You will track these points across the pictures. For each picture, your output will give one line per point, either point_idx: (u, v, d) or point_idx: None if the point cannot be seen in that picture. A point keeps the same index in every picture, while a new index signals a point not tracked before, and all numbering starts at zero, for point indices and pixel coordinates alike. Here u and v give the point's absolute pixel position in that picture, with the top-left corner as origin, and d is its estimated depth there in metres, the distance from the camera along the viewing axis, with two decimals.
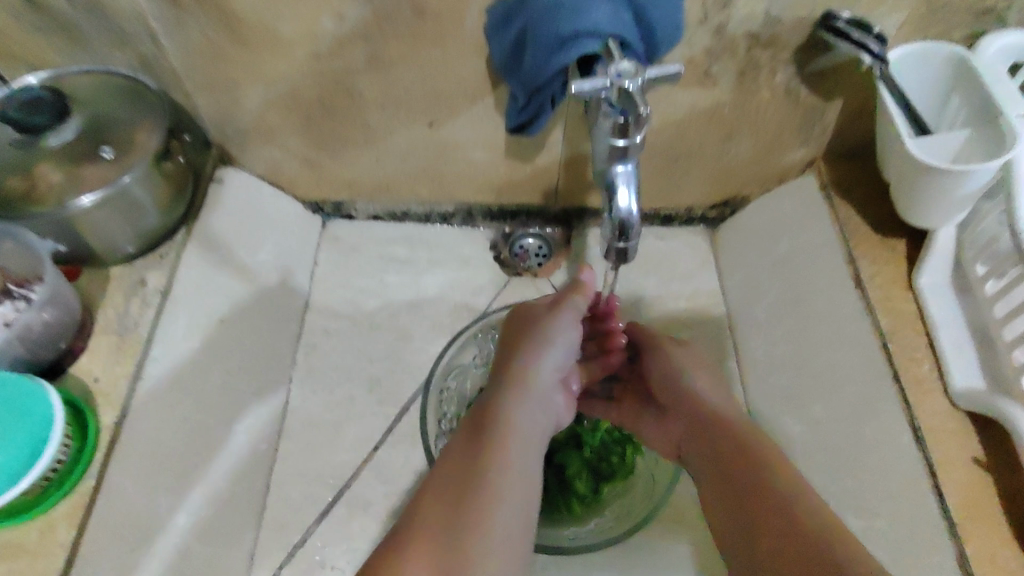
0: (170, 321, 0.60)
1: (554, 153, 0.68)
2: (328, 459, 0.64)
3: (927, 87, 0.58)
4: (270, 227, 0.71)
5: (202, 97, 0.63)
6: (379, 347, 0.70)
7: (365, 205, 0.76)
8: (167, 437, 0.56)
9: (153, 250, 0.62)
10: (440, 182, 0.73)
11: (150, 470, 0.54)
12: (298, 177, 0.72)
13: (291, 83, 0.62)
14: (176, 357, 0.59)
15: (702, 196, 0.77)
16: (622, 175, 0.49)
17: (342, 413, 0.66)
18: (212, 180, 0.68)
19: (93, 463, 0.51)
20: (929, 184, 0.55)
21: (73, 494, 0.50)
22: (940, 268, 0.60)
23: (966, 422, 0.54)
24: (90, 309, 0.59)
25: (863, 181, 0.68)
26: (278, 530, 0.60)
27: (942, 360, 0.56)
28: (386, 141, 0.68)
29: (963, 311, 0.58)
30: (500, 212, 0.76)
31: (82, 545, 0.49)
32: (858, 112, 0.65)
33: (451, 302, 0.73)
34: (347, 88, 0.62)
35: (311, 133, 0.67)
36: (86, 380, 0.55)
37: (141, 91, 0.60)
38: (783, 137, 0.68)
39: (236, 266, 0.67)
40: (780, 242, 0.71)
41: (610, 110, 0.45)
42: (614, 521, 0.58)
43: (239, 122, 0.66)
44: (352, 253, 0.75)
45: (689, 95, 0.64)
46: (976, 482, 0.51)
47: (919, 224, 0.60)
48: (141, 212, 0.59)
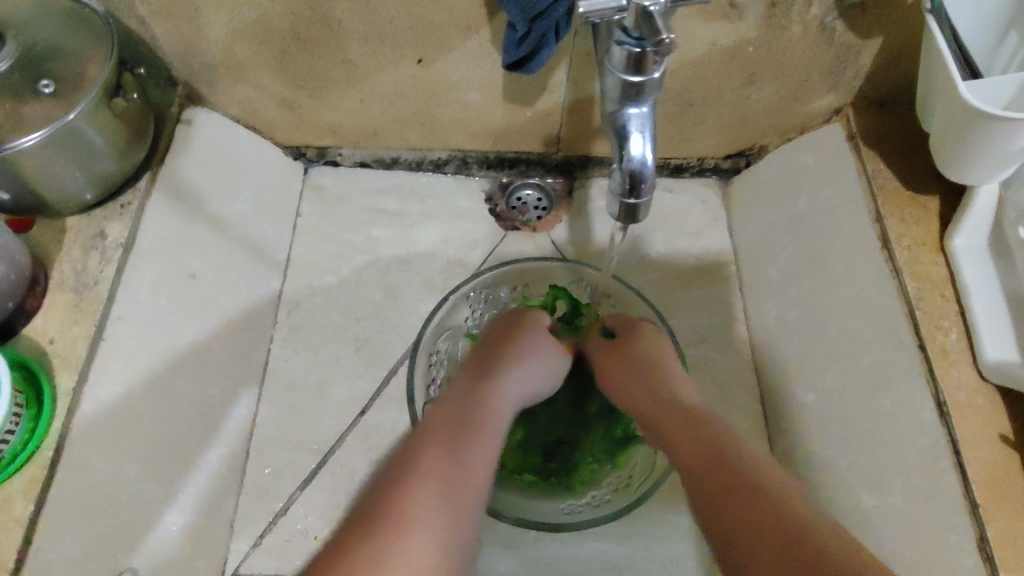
0: (134, 277, 0.55)
1: (557, 95, 0.62)
2: (309, 424, 0.59)
3: (982, 24, 0.51)
4: (247, 173, 0.65)
5: (160, 26, 0.56)
6: (364, 305, 0.65)
7: (351, 151, 0.70)
8: (135, 399, 0.52)
9: (114, 200, 0.57)
10: (431, 126, 0.66)
11: (114, 437, 0.50)
12: (276, 120, 0.66)
13: (259, 9, 0.54)
14: (142, 317, 0.54)
15: (715, 145, 0.71)
16: (636, 117, 0.43)
17: (326, 373, 0.62)
18: (179, 122, 0.62)
19: (48, 437, 0.48)
20: (978, 135, 0.49)
21: (29, 468, 0.47)
22: (979, 228, 0.54)
23: (994, 397, 0.50)
24: (45, 263, 0.54)
25: (897, 130, 0.62)
26: (259, 496, 0.56)
27: (974, 329, 0.52)
28: (370, 79, 0.61)
29: (1000, 278, 0.53)
30: (497, 160, 0.70)
31: (40, 521, 0.46)
32: (898, 52, 0.58)
33: (443, 258, 0.68)
34: (324, 16, 0.55)
35: (287, 70, 0.60)
36: (41, 342, 0.51)
37: (85, 16, 0.54)
38: (811, 81, 0.61)
39: (205, 217, 0.61)
40: (800, 197, 0.65)
41: (624, 39, 0.39)
42: (611, 493, 0.55)
43: (205, 55, 0.59)
44: (336, 204, 0.69)
45: (709, 30, 0.57)
46: (1001, 460, 0.47)
47: (960, 180, 0.54)
48: (96, 157, 0.53)
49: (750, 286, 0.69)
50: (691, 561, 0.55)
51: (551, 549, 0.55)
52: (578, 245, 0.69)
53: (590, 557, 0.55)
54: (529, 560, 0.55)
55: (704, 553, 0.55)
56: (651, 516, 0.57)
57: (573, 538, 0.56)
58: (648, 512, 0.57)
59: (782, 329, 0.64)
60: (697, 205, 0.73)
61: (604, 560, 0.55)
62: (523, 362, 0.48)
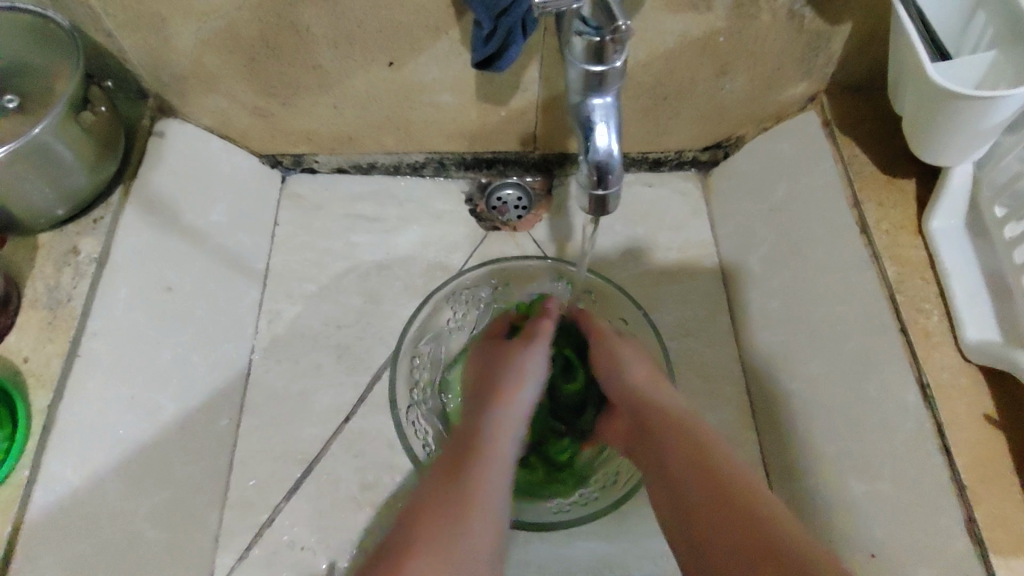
0: (109, 292, 0.54)
1: (530, 93, 0.62)
2: (292, 434, 0.59)
3: None
4: (223, 185, 0.65)
5: (127, 38, 0.55)
6: (346, 311, 0.65)
7: (328, 158, 0.69)
8: (113, 416, 0.51)
9: (87, 214, 0.56)
10: (406, 129, 0.66)
11: (95, 455, 0.49)
12: (250, 129, 0.66)
13: (226, 18, 0.54)
14: (120, 332, 0.53)
15: (694, 138, 0.71)
16: (599, 108, 0.42)
17: (309, 382, 0.61)
18: (151, 134, 0.61)
19: (27, 452, 0.47)
20: (949, 116, 0.49)
21: (7, 486, 0.46)
22: (955, 210, 0.54)
23: (977, 377, 0.49)
24: (17, 281, 0.53)
25: (870, 116, 0.62)
26: (244, 509, 0.55)
27: (954, 309, 0.51)
28: (343, 83, 0.61)
29: (977, 257, 0.53)
30: (474, 161, 0.70)
31: (19, 538, 0.45)
32: (869, 36, 0.58)
33: (424, 261, 0.67)
34: (292, 23, 0.55)
35: (258, 79, 0.60)
36: (16, 361, 0.50)
37: (50, 30, 0.53)
38: (783, 69, 0.61)
39: (181, 229, 0.60)
40: (778, 186, 0.65)
41: (584, 28, 0.38)
42: (598, 491, 0.54)
43: (174, 66, 0.58)
44: (315, 211, 0.69)
45: (680, 21, 0.57)
46: (986, 440, 0.47)
47: (933, 161, 0.54)
48: (63, 172, 0.52)
49: (734, 277, 0.68)
50: None
51: (540, 548, 0.55)
52: (559, 244, 0.69)
53: (582, 557, 0.54)
54: (517, 562, 0.54)
55: None
56: (640, 511, 0.56)
57: (561, 537, 0.55)
58: (638, 508, 0.56)
59: (763, 320, 0.64)
60: (678, 200, 0.73)
61: (594, 558, 0.54)
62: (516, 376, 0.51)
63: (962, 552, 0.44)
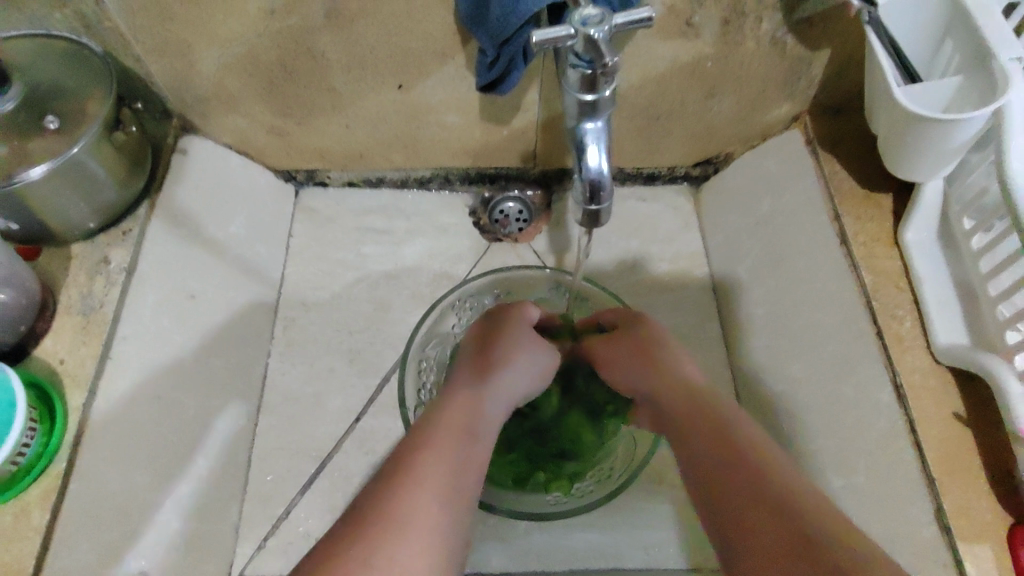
0: (137, 300, 0.58)
1: (531, 113, 0.66)
2: (306, 433, 0.62)
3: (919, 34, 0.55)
4: (241, 199, 0.69)
5: (155, 62, 0.60)
6: (357, 319, 0.68)
7: (339, 173, 0.74)
8: (142, 415, 0.54)
9: (116, 226, 0.60)
10: (414, 146, 0.70)
11: (124, 450, 0.52)
12: (266, 147, 0.70)
13: (247, 44, 0.58)
14: (147, 337, 0.57)
15: (685, 155, 0.75)
16: (592, 132, 0.46)
17: (322, 385, 0.65)
18: (175, 151, 0.65)
19: (63, 448, 0.50)
20: (917, 135, 0.53)
21: (46, 478, 0.49)
22: (928, 223, 0.58)
23: (947, 378, 0.53)
24: (53, 289, 0.56)
25: (849, 136, 0.66)
26: (261, 502, 0.59)
27: (926, 316, 0.55)
28: (355, 104, 0.65)
29: (948, 267, 0.57)
30: (478, 176, 0.74)
31: (57, 528, 0.47)
32: (846, 62, 0.62)
33: (430, 271, 0.71)
34: (308, 49, 0.59)
35: (275, 100, 0.64)
36: (52, 363, 0.53)
37: (85, 55, 0.57)
38: (768, 91, 0.66)
39: (203, 240, 0.64)
40: (764, 200, 0.69)
41: (577, 62, 0.42)
42: (595, 484, 0.57)
43: (197, 89, 0.63)
44: (327, 224, 0.73)
45: (670, 47, 0.61)
46: (955, 437, 0.51)
47: (906, 177, 0.58)
48: (96, 187, 0.56)
49: (723, 286, 0.72)
50: (672, 547, 0.58)
51: (540, 541, 0.58)
52: (558, 255, 0.73)
53: (579, 550, 0.58)
54: (519, 553, 0.58)
55: (684, 537, 0.58)
56: (634, 507, 0.60)
57: (560, 531, 0.59)
58: (632, 503, 0.60)
59: (750, 327, 0.68)
60: (670, 213, 0.77)
61: (591, 550, 0.58)
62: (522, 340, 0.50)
63: (931, 541, 0.48)
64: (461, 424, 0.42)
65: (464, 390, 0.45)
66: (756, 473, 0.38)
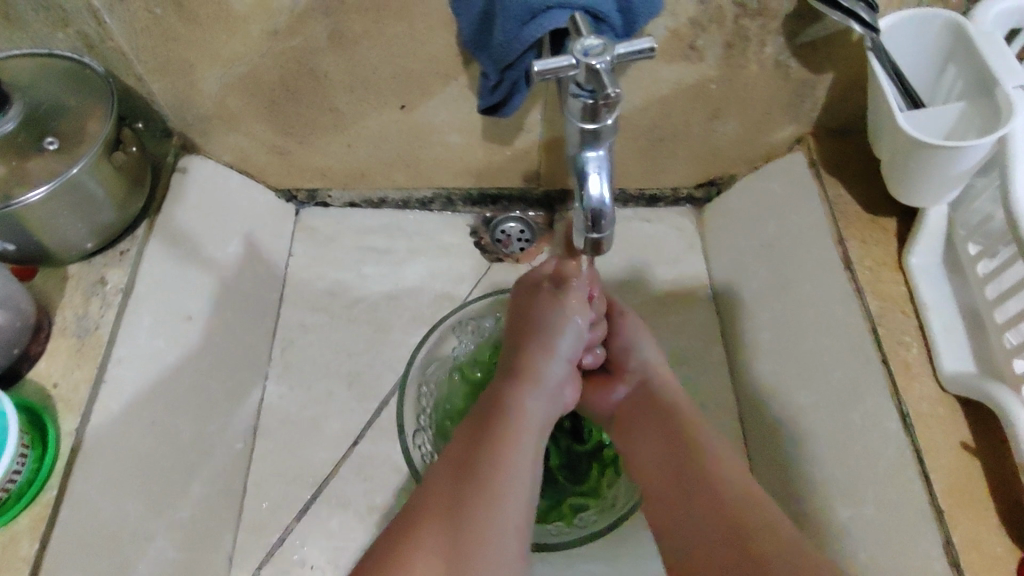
0: (133, 321, 0.57)
1: (534, 134, 0.66)
2: (305, 458, 0.61)
3: (922, 59, 0.55)
4: (241, 219, 0.68)
5: (157, 82, 0.59)
6: (357, 340, 0.68)
7: (340, 193, 0.73)
8: (136, 440, 0.53)
9: (115, 246, 0.60)
10: (416, 166, 0.70)
11: (117, 478, 0.51)
12: (267, 166, 0.69)
13: (249, 64, 0.58)
14: (143, 358, 0.56)
15: (688, 176, 0.75)
16: (593, 160, 0.46)
17: (320, 408, 0.64)
18: (175, 170, 0.65)
19: (54, 475, 0.48)
20: (922, 162, 0.52)
21: (35, 506, 0.47)
22: (932, 247, 0.58)
23: (954, 407, 0.52)
24: (49, 310, 0.56)
25: (853, 158, 0.66)
26: (255, 531, 0.58)
27: (932, 343, 0.55)
28: (357, 125, 0.65)
29: (954, 293, 0.56)
30: (480, 197, 0.74)
31: (46, 559, 0.46)
32: (850, 85, 0.62)
33: (430, 292, 0.71)
34: (310, 69, 0.59)
35: (277, 119, 0.64)
36: (46, 386, 0.52)
37: (86, 75, 0.56)
38: (772, 114, 0.66)
39: (202, 260, 0.64)
40: (768, 223, 0.69)
41: (579, 91, 0.42)
42: (598, 513, 0.54)
43: (198, 108, 0.62)
44: (328, 244, 0.72)
45: (673, 70, 0.61)
46: (963, 467, 0.50)
47: (909, 202, 0.57)
48: (96, 208, 0.56)
49: (728, 309, 0.72)
50: None
51: (542, 569, 0.57)
52: None
53: None
54: None
55: None
56: (638, 535, 0.59)
57: (562, 560, 0.57)
58: (635, 531, 0.59)
59: (754, 352, 0.67)
60: (674, 234, 0.77)
61: None
62: (550, 338, 0.51)
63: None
64: (488, 442, 0.45)
65: (484, 406, 0.47)
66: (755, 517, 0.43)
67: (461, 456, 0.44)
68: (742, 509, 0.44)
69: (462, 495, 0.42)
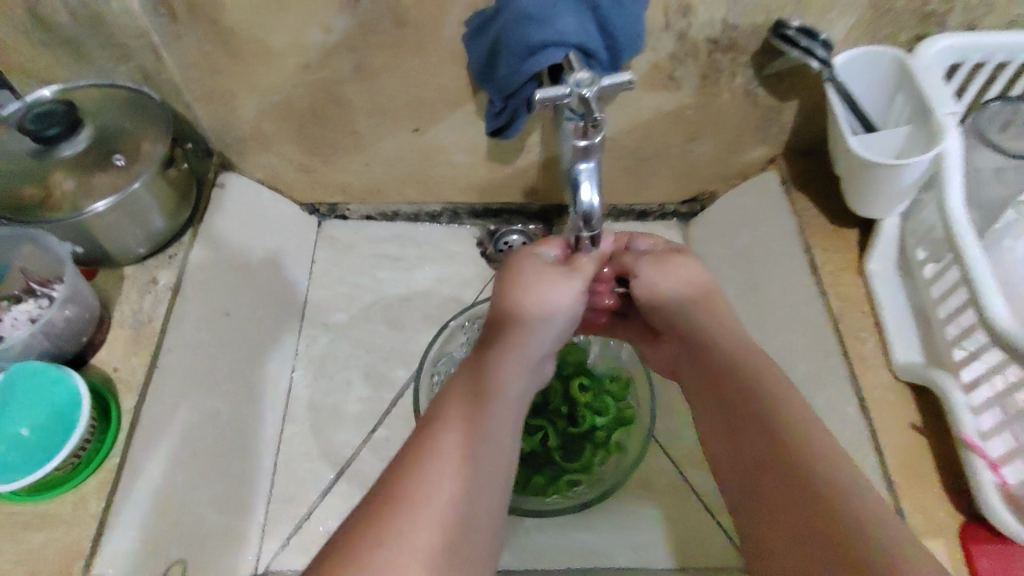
0: (179, 316, 0.64)
1: (533, 154, 0.74)
2: (328, 440, 0.69)
3: (873, 89, 0.64)
4: (271, 229, 0.77)
5: (202, 107, 0.68)
6: (373, 337, 0.75)
7: (358, 207, 0.82)
8: (182, 420, 0.60)
9: (164, 251, 0.68)
10: (427, 182, 0.78)
11: (169, 450, 0.58)
12: (294, 182, 0.78)
13: (284, 92, 0.67)
14: (187, 349, 0.63)
15: (673, 192, 0.83)
16: (585, 171, 0.52)
17: (341, 397, 0.71)
18: (214, 185, 0.73)
19: (117, 443, 0.56)
20: (871, 178, 0.60)
21: (102, 471, 0.55)
22: (887, 253, 0.65)
23: (904, 393, 0.59)
24: (108, 306, 0.64)
25: (818, 176, 0.73)
26: (284, 504, 0.65)
27: (887, 338, 0.62)
28: (375, 145, 0.73)
29: (906, 293, 0.63)
30: (484, 210, 0.82)
31: (110, 518, 0.53)
32: (813, 111, 0.70)
33: (439, 295, 0.78)
34: (337, 97, 0.67)
35: (305, 140, 0.72)
36: (107, 370, 0.60)
37: (145, 103, 0.64)
38: (744, 136, 0.74)
39: (239, 264, 0.72)
40: (744, 233, 0.76)
41: (572, 115, 0.50)
42: (588, 488, 0.63)
43: (237, 130, 0.71)
44: (347, 251, 0.81)
45: (655, 98, 0.69)
46: (910, 444, 0.57)
47: (866, 214, 0.65)
48: (150, 216, 0.64)
49: None
50: (661, 548, 0.63)
51: (540, 539, 0.64)
52: None
53: (575, 549, 0.63)
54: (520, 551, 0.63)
55: (672, 539, 0.64)
56: (625, 510, 0.66)
57: (558, 532, 0.64)
58: (623, 507, 0.66)
59: None
60: None
61: (586, 550, 0.63)
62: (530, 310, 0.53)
63: None
64: (480, 406, 0.46)
65: (468, 374, 0.49)
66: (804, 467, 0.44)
67: (453, 416, 0.46)
68: (801, 440, 0.46)
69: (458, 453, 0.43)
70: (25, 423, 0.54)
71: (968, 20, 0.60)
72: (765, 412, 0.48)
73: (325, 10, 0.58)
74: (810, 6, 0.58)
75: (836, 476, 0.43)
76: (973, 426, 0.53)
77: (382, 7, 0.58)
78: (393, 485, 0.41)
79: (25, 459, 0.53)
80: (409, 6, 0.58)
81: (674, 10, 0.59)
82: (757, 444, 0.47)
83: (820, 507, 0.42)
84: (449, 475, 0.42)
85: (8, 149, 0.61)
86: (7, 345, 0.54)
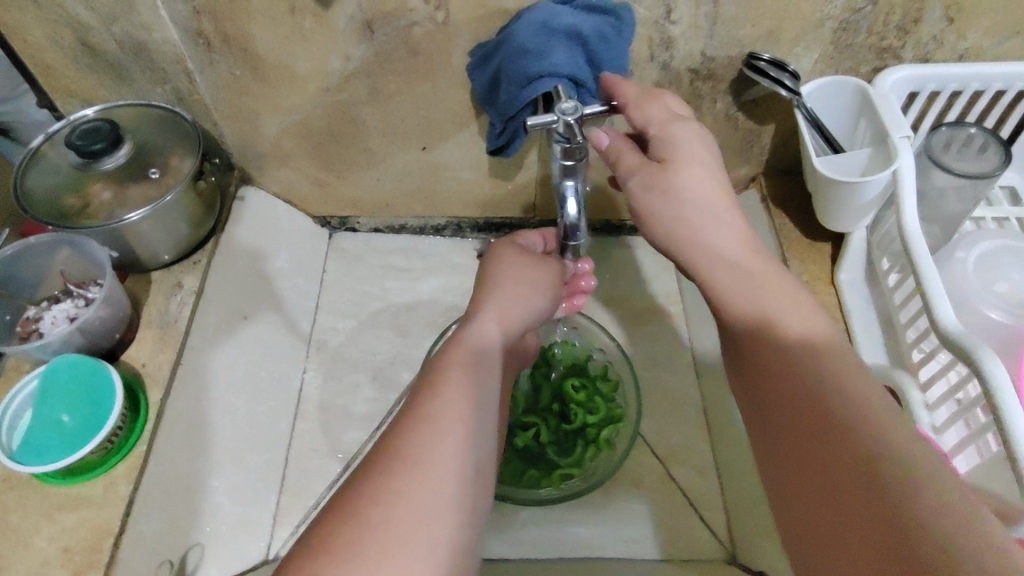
0: (203, 318, 0.69)
1: (531, 171, 0.80)
2: (337, 437, 0.73)
3: (840, 114, 0.70)
4: (287, 240, 0.82)
5: (227, 126, 0.74)
6: (380, 341, 0.80)
7: (367, 220, 0.87)
8: (204, 414, 0.65)
9: (189, 258, 0.73)
10: (432, 198, 0.84)
11: (190, 441, 0.64)
12: (309, 196, 0.84)
13: (303, 113, 0.73)
14: (209, 349, 0.68)
15: None
16: (572, 187, 0.58)
17: (349, 397, 0.76)
18: (235, 198, 0.79)
19: (145, 430, 0.61)
20: (837, 194, 0.66)
21: (130, 456, 0.60)
22: (855, 265, 0.71)
23: None
24: (137, 307, 0.69)
25: (795, 194, 0.79)
26: (297, 495, 0.69)
27: (855, 342, 0.67)
28: (385, 162, 0.79)
29: (874, 301, 0.69)
30: (486, 225, 0.88)
31: (137, 501, 0.58)
32: (788, 134, 0.76)
33: (442, 304, 0.83)
34: (352, 118, 0.73)
35: (321, 157, 0.78)
36: (136, 366, 0.65)
37: (176, 121, 0.70)
38: (726, 157, 0.80)
39: (257, 271, 0.77)
40: None
41: (557, 138, 0.55)
42: (581, 483, 0.67)
43: (258, 147, 0.77)
44: (357, 262, 0.86)
45: None
46: None
47: (835, 227, 0.71)
48: (177, 226, 0.70)
49: None
50: (649, 539, 0.67)
51: (535, 530, 0.68)
52: None
53: (568, 539, 0.67)
54: (517, 541, 0.68)
55: (659, 531, 0.68)
56: (616, 504, 0.70)
57: (553, 523, 0.68)
58: (613, 501, 0.70)
59: None
60: None
61: (578, 540, 0.67)
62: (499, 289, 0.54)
63: None
64: (471, 370, 0.46)
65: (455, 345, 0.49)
66: (845, 418, 0.40)
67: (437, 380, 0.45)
68: (839, 396, 0.41)
69: (455, 417, 0.43)
70: (65, 411, 0.60)
71: (923, 54, 0.66)
72: (818, 362, 0.43)
73: (344, 40, 0.65)
74: (779, 41, 0.65)
75: (876, 420, 0.39)
76: (928, 420, 0.59)
77: (396, 38, 0.65)
78: (400, 432, 0.42)
79: (64, 445, 0.58)
80: (420, 37, 0.64)
81: (658, 44, 0.66)
82: (796, 400, 0.43)
83: (859, 456, 0.38)
84: (460, 428, 0.42)
85: (52, 161, 0.67)
86: (48, 339, 0.60)
